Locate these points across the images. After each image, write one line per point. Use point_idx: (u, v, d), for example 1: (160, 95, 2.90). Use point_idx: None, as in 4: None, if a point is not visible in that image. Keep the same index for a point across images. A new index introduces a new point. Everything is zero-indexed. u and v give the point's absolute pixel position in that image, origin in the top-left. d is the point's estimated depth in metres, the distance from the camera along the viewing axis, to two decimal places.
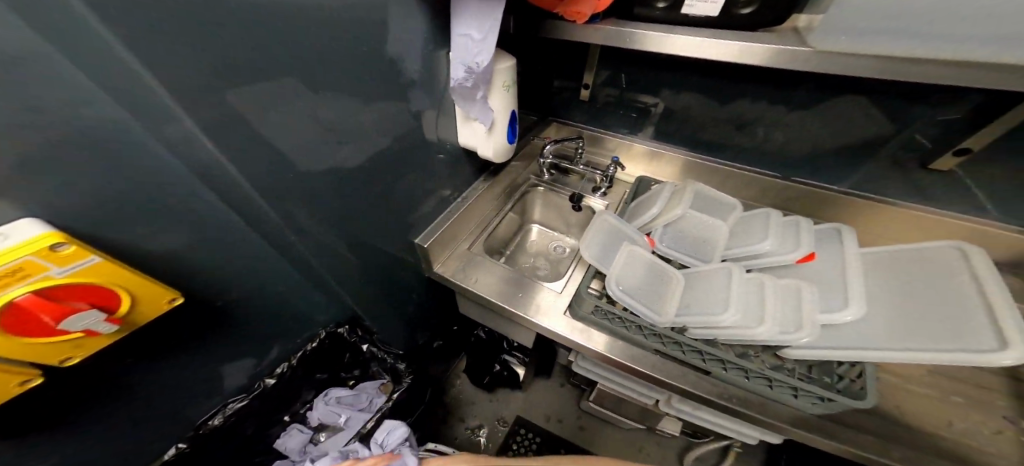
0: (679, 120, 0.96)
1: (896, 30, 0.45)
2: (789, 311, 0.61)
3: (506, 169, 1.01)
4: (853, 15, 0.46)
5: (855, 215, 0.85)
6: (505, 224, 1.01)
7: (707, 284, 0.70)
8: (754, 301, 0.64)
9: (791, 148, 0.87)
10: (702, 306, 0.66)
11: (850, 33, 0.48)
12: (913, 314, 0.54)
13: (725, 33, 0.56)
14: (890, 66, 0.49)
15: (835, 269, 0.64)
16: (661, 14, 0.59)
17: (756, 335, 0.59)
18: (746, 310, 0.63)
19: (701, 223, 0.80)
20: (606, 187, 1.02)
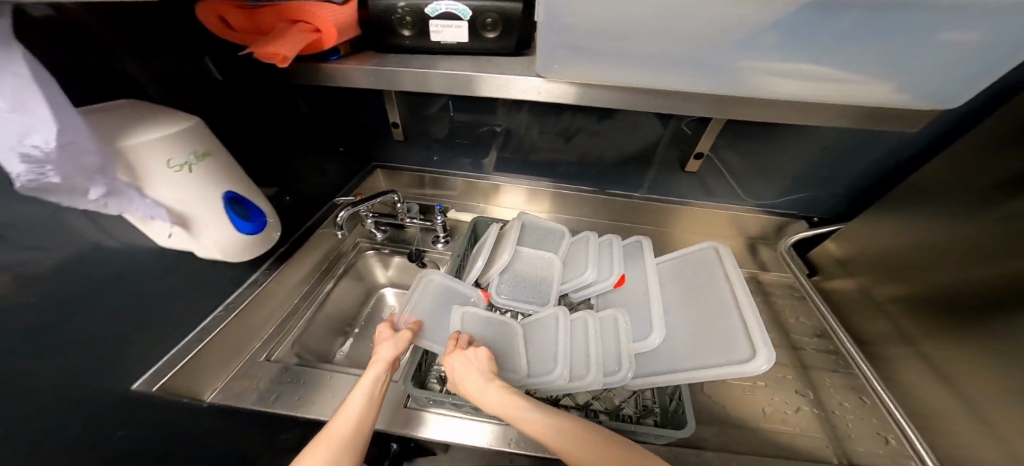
0: (509, 144, 0.89)
1: (608, 57, 0.44)
2: (612, 346, 0.58)
3: (314, 238, 0.79)
4: (572, 37, 0.43)
5: (664, 214, 0.92)
6: (336, 300, 0.81)
7: (542, 333, 0.63)
8: (585, 345, 0.59)
9: (602, 157, 0.88)
10: (539, 362, 0.59)
11: (575, 57, 0.45)
12: (698, 326, 0.56)
13: (483, 64, 0.51)
14: (618, 95, 0.48)
15: (642, 287, 0.65)
16: (412, 42, 0.51)
17: (588, 384, 0.53)
18: (577, 359, 0.58)
19: (538, 260, 0.74)
20: (444, 234, 0.88)
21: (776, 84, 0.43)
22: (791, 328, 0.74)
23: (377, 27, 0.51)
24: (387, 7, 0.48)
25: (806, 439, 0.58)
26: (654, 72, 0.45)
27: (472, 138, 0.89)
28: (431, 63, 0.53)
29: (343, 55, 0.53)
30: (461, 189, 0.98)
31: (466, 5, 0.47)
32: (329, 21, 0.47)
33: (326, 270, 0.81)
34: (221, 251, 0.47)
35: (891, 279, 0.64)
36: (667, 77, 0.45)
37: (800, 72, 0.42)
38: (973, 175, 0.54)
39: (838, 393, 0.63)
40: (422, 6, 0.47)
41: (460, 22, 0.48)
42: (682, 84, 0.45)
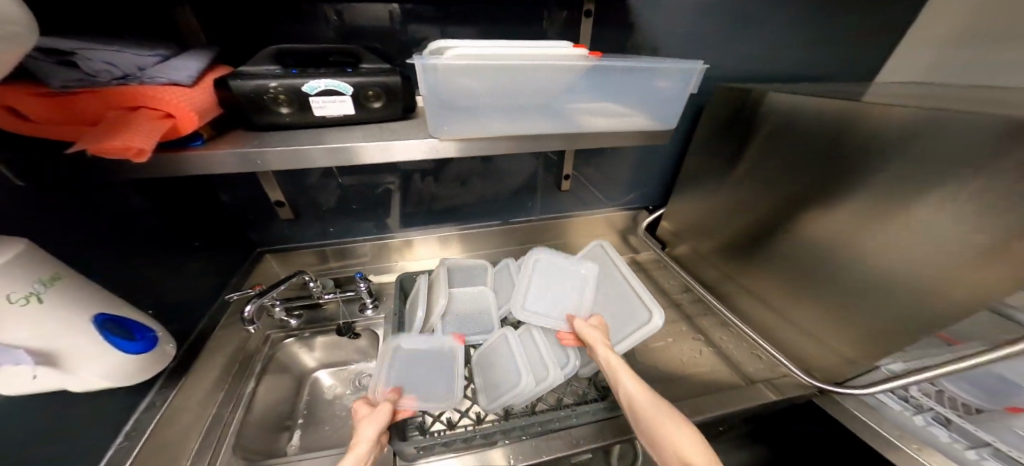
0: (410, 198, 0.93)
1: (482, 113, 0.55)
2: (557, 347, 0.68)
3: (207, 349, 0.68)
4: (453, 102, 0.52)
5: (557, 230, 1.10)
6: (263, 400, 0.69)
7: (499, 357, 0.68)
8: (539, 353, 0.66)
9: (495, 194, 1.00)
10: (504, 380, 0.63)
11: (457, 116, 0.54)
12: (609, 309, 0.70)
13: (374, 133, 0.55)
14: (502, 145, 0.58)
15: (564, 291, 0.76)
16: (291, 118, 0.51)
17: (552, 381, 0.60)
18: (534, 365, 0.64)
19: (469, 297, 0.78)
20: (372, 299, 0.84)
21: (595, 121, 0.60)
22: (669, 290, 0.97)
23: (245, 105, 0.48)
24: (257, 88, 0.47)
25: (707, 369, 0.77)
26: (518, 122, 0.57)
27: (370, 197, 0.89)
28: (316, 137, 0.53)
29: (207, 138, 0.49)
30: (372, 254, 0.97)
31: (345, 82, 0.51)
32: (183, 105, 0.42)
33: (237, 373, 0.68)
34: (108, 378, 0.47)
35: (704, 238, 0.92)
36: (525, 124, 0.58)
37: (606, 111, 0.60)
38: (719, 161, 0.84)
39: (718, 331, 0.85)
40: (298, 85, 0.49)
41: (342, 97, 0.52)
42: (541, 129, 0.59)
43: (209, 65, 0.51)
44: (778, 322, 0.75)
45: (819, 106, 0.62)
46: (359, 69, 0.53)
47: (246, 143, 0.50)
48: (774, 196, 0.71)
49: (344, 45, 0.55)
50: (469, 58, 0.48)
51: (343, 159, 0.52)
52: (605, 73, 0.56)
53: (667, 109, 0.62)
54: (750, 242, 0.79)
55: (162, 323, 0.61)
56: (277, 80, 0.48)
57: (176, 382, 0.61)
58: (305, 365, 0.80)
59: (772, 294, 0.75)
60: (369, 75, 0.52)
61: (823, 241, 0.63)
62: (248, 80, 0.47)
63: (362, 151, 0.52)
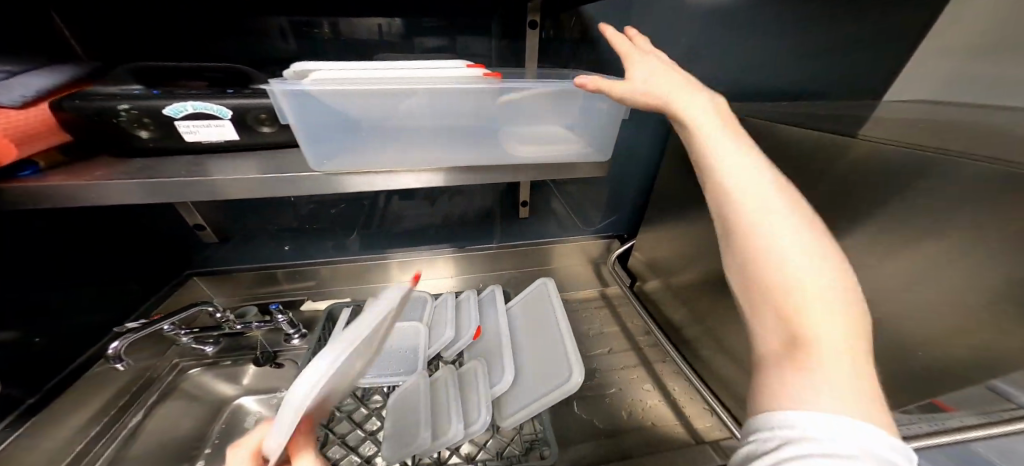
0: (355, 223, 0.87)
1: (369, 139, 0.46)
2: (467, 396, 0.58)
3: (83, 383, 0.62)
4: (325, 129, 0.44)
5: (519, 258, 0.99)
6: (154, 432, 0.64)
7: (401, 406, 0.58)
8: (449, 402, 0.56)
9: (450, 219, 0.92)
10: (407, 430, 0.54)
11: (336, 145, 0.46)
12: (538, 359, 0.61)
13: (274, 163, 0.49)
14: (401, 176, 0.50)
15: (495, 333, 0.68)
16: (156, 143, 0.45)
17: (449, 439, 0.50)
18: (438, 418, 0.54)
19: (402, 333, 0.69)
20: (297, 330, 0.78)
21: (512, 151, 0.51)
22: (633, 332, 0.85)
23: (97, 129, 0.42)
24: (102, 109, 0.41)
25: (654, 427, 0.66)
26: (417, 154, 0.49)
27: (311, 222, 0.84)
28: (193, 166, 0.46)
29: (45, 167, 0.43)
30: (324, 277, 0.89)
31: (223, 106, 0.44)
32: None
33: (124, 406, 0.64)
34: None
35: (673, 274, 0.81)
36: (427, 156, 0.49)
37: (525, 139, 0.51)
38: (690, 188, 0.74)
39: (672, 380, 0.74)
40: (158, 107, 0.42)
41: (222, 122, 0.45)
42: (444, 161, 0.50)
43: (58, 84, 0.45)
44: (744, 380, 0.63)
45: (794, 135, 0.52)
46: (244, 91, 0.46)
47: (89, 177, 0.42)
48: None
49: (237, 67, 0.48)
50: (332, 83, 0.41)
51: (209, 189, 0.45)
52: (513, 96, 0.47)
53: (596, 137, 0.53)
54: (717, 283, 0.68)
55: (41, 352, 0.57)
56: (129, 102, 0.41)
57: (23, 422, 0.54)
58: (224, 392, 0.73)
59: (740, 347, 0.63)
60: (258, 98, 0.45)
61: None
62: (92, 101, 0.41)
63: (230, 176, 0.45)
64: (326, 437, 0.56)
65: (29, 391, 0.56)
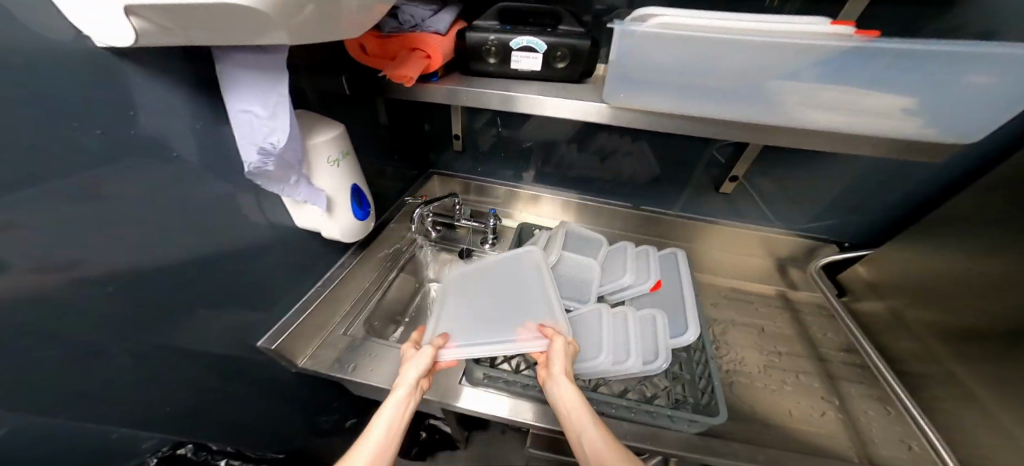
0: (554, 160, 1.00)
1: (668, 84, 0.53)
2: (648, 339, 0.67)
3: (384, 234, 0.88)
4: (635, 71, 0.52)
5: (688, 231, 0.99)
6: (396, 291, 0.89)
7: (582, 325, 0.71)
8: (612, 336, 0.67)
9: (636, 176, 0.97)
10: (579, 349, 0.66)
11: (635, 85, 0.54)
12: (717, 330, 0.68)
13: (551, 90, 0.61)
14: (667, 122, 0.57)
15: (676, 293, 0.77)
16: (494, 68, 0.62)
17: (630, 368, 0.61)
18: (614, 347, 0.65)
19: (575, 264, 0.83)
20: (492, 237, 0.98)
21: (819, 118, 0.50)
22: (819, 343, 0.78)
23: (466, 53, 0.61)
24: (479, 40, 0.60)
25: (822, 434, 0.63)
26: (712, 104, 0.53)
27: (525, 150, 1.00)
28: (505, 85, 0.63)
29: (441, 76, 0.63)
30: (504, 197, 1.08)
31: (543, 39, 0.58)
32: (439, 48, 0.55)
33: (390, 263, 0.89)
34: (341, 231, 0.56)
35: (923, 304, 0.69)
36: (719, 108, 0.53)
37: (843, 109, 0.49)
38: (998, 214, 0.60)
39: (859, 400, 0.68)
40: (507, 40, 0.59)
41: (536, 54, 0.60)
42: (738, 118, 0.54)
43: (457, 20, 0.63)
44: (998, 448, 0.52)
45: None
46: (555, 31, 0.60)
47: (450, 83, 0.63)
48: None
49: (556, 8, 0.61)
50: (671, 29, 0.47)
51: (501, 106, 0.62)
52: (860, 58, 0.44)
53: (922, 113, 0.47)
54: (1006, 333, 0.55)
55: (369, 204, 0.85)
56: (495, 35, 0.59)
57: (359, 253, 0.81)
58: (425, 275, 1.00)
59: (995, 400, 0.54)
60: (561, 36, 0.58)
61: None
62: (477, 31, 0.59)
63: (549, 110, 0.60)
64: None
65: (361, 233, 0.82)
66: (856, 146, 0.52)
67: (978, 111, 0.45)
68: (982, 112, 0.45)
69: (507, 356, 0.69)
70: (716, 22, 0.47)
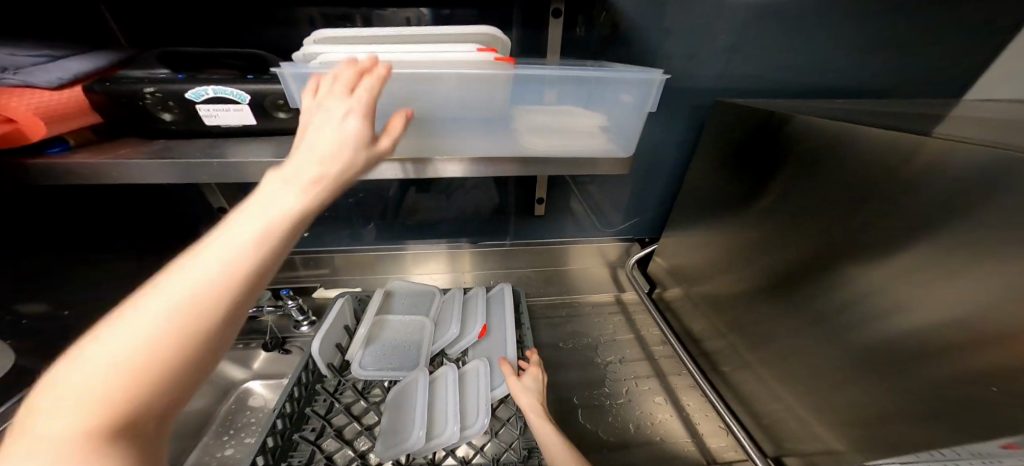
0: (379, 212, 0.90)
1: (373, 117, 0.45)
2: (473, 399, 0.58)
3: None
4: None
5: (530, 257, 0.98)
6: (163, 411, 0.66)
7: (407, 398, 0.59)
8: (437, 400, 0.58)
9: (470, 212, 0.93)
10: (400, 430, 0.55)
11: (331, 123, 0.44)
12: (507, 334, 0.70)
13: (285, 148, 0.48)
14: (408, 168, 0.50)
15: (501, 330, 0.70)
16: (178, 126, 0.44)
17: (444, 440, 0.52)
18: (437, 417, 0.56)
19: (405, 326, 0.72)
20: (307, 316, 0.78)
21: (534, 141, 0.49)
22: (649, 341, 0.82)
23: (115, 108, 0.42)
24: (130, 91, 0.41)
25: (663, 442, 0.63)
26: (430, 140, 0.47)
27: (340, 207, 0.88)
28: (211, 149, 0.46)
29: (73, 144, 0.43)
30: (337, 264, 0.94)
31: (241, 90, 0.43)
32: (25, 109, 0.36)
33: None
34: None
35: (700, 283, 0.79)
36: (436, 143, 0.48)
37: (546, 129, 0.48)
38: (727, 195, 0.71)
39: (687, 394, 0.71)
40: (179, 90, 0.41)
41: (239, 107, 0.44)
42: (461, 151, 0.49)
43: (95, 68, 0.44)
44: (776, 404, 0.60)
45: (847, 143, 0.48)
46: (264, 77, 0.45)
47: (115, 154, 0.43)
48: (796, 242, 0.56)
49: (255, 50, 0.49)
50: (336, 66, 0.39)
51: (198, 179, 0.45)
52: (531, 84, 0.44)
53: (611, 132, 0.49)
54: (769, 288, 0.62)
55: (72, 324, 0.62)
56: (154, 85, 0.41)
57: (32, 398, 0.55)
58: (232, 377, 0.76)
59: (778, 356, 0.60)
60: (273, 81, 0.44)
61: (843, 323, 0.48)
62: (122, 83, 0.41)
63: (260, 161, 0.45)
64: (320, 433, 0.57)
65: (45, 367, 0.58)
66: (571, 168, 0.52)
67: (636, 124, 0.49)
68: (637, 124, 0.49)
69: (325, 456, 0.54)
70: (392, 50, 0.41)
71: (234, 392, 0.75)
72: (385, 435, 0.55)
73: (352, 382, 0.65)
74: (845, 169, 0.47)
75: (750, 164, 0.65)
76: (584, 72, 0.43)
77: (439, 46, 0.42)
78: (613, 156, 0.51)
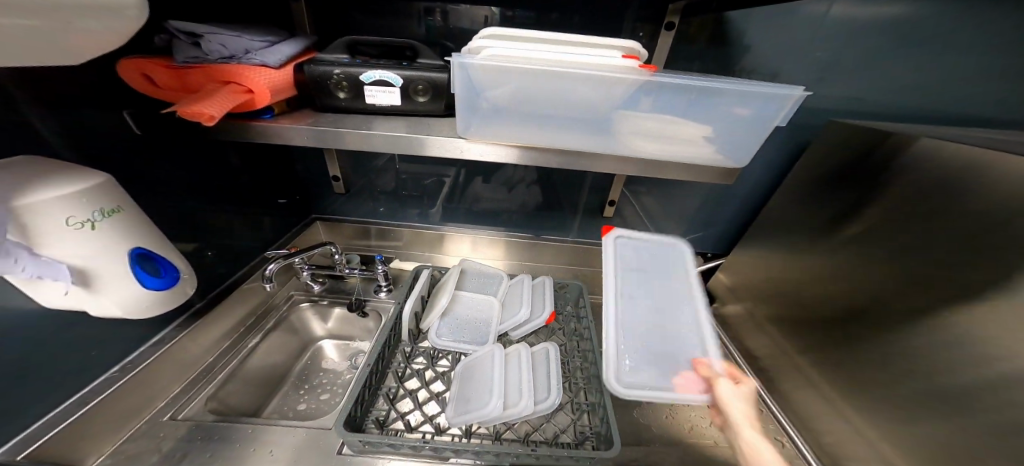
0: (454, 195, 0.97)
1: (510, 109, 0.50)
2: (544, 380, 0.61)
3: (240, 292, 0.74)
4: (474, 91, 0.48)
5: (586, 256, 1.01)
6: (264, 356, 0.74)
7: (479, 370, 0.64)
8: (510, 376, 0.62)
9: (537, 206, 0.97)
10: (474, 397, 0.59)
11: (471, 110, 0.50)
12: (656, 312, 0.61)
13: (419, 126, 0.55)
14: (522, 155, 0.55)
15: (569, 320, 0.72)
16: (347, 103, 0.53)
17: (519, 411, 0.55)
18: (513, 392, 0.58)
19: (475, 303, 0.77)
20: (386, 283, 0.85)
21: (646, 144, 0.53)
22: None
23: (308, 87, 0.51)
24: (323, 73, 0.50)
25: (716, 447, 0.61)
26: (551, 132, 0.53)
27: (422, 187, 0.95)
28: (364, 124, 0.53)
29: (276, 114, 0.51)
30: (408, 239, 1.02)
31: (396, 74, 0.51)
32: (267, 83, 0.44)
33: (252, 324, 0.76)
34: (123, 310, 0.43)
35: (768, 302, 0.78)
36: (554, 137, 0.53)
37: (660, 136, 0.52)
38: (818, 219, 0.70)
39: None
40: (356, 72, 0.50)
41: (392, 88, 0.52)
42: (578, 148, 0.54)
43: (300, 51, 0.53)
44: (844, 425, 0.59)
45: (988, 179, 0.47)
46: (413, 65, 0.53)
47: (305, 124, 0.51)
48: (898, 272, 0.55)
49: (409, 41, 0.56)
50: (496, 60, 0.45)
51: (324, 145, 0.51)
52: (658, 90, 0.47)
53: (723, 145, 0.52)
54: (853, 317, 0.61)
55: (218, 263, 0.70)
56: (339, 68, 0.50)
57: (191, 323, 0.64)
58: (313, 332, 0.86)
59: (853, 385, 0.59)
60: (418, 70, 0.52)
61: (953, 356, 0.47)
62: (317, 66, 0.49)
63: (400, 141, 0.52)
64: (397, 392, 0.62)
65: (200, 296, 0.67)
66: (677, 173, 0.55)
67: (756, 139, 0.50)
68: (756, 139, 0.50)
69: (405, 411, 0.60)
70: (540, 51, 0.47)
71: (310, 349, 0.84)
72: (457, 400, 0.60)
73: (424, 351, 0.69)
74: (980, 205, 0.47)
75: (854, 191, 0.65)
76: (708, 85, 0.46)
77: (578, 51, 0.47)
78: (721, 167, 0.54)
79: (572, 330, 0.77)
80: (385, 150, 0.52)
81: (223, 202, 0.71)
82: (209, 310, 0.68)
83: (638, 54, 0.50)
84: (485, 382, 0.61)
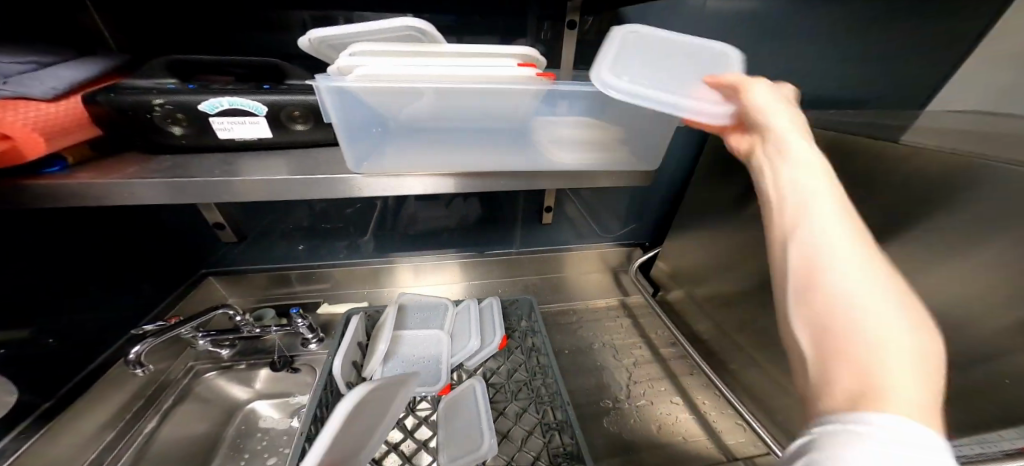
0: (382, 222, 0.87)
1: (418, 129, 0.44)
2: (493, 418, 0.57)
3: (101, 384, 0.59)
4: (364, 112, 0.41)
5: (533, 264, 0.98)
6: (170, 438, 0.62)
7: (458, 409, 0.60)
8: (461, 418, 0.59)
9: (473, 220, 0.92)
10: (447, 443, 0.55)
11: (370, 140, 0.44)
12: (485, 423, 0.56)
13: (306, 163, 0.46)
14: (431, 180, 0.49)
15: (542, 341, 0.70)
16: (187, 139, 0.43)
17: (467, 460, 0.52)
18: (464, 438, 0.56)
19: (417, 342, 0.69)
20: (314, 335, 0.75)
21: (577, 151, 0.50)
22: (656, 343, 0.81)
23: (128, 125, 0.41)
24: (136, 104, 0.39)
25: (685, 442, 0.62)
26: (459, 151, 0.47)
27: (342, 221, 0.85)
28: (224, 166, 0.44)
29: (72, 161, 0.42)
30: (338, 279, 0.91)
31: (258, 102, 0.42)
32: (21, 126, 0.34)
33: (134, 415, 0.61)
34: None
35: (705, 278, 0.80)
36: (470, 155, 0.47)
37: (582, 142, 0.49)
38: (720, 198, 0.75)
39: (700, 393, 0.70)
40: (192, 103, 0.40)
41: (256, 118, 0.43)
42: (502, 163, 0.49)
43: (89, 78, 0.42)
44: (784, 392, 0.63)
45: (845, 149, 0.50)
46: (281, 87, 0.44)
47: (118, 174, 0.41)
48: None
49: (267, 59, 0.47)
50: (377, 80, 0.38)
51: (187, 198, 0.42)
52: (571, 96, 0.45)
53: (649, 144, 0.51)
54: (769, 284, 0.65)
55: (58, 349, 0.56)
56: (164, 96, 0.40)
57: (41, 427, 0.51)
58: (236, 398, 0.72)
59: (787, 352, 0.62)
60: (293, 93, 0.43)
61: None
62: (126, 95, 0.39)
63: (283, 194, 0.44)
64: None
65: (44, 396, 0.53)
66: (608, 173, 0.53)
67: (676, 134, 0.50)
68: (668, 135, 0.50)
69: None
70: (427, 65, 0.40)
71: (239, 414, 0.69)
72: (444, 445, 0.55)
73: None
74: (846, 174, 0.50)
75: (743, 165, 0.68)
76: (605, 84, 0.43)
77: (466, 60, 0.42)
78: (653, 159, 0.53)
79: (529, 346, 0.73)
80: (258, 198, 0.43)
81: (74, 263, 0.58)
82: (59, 415, 0.53)
83: (537, 59, 0.48)
84: (458, 424, 0.58)
